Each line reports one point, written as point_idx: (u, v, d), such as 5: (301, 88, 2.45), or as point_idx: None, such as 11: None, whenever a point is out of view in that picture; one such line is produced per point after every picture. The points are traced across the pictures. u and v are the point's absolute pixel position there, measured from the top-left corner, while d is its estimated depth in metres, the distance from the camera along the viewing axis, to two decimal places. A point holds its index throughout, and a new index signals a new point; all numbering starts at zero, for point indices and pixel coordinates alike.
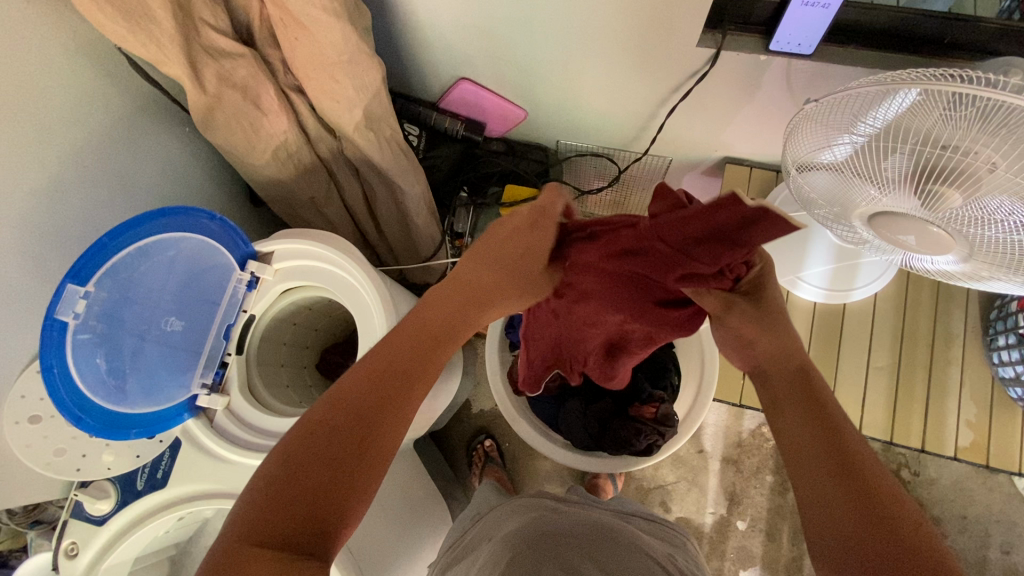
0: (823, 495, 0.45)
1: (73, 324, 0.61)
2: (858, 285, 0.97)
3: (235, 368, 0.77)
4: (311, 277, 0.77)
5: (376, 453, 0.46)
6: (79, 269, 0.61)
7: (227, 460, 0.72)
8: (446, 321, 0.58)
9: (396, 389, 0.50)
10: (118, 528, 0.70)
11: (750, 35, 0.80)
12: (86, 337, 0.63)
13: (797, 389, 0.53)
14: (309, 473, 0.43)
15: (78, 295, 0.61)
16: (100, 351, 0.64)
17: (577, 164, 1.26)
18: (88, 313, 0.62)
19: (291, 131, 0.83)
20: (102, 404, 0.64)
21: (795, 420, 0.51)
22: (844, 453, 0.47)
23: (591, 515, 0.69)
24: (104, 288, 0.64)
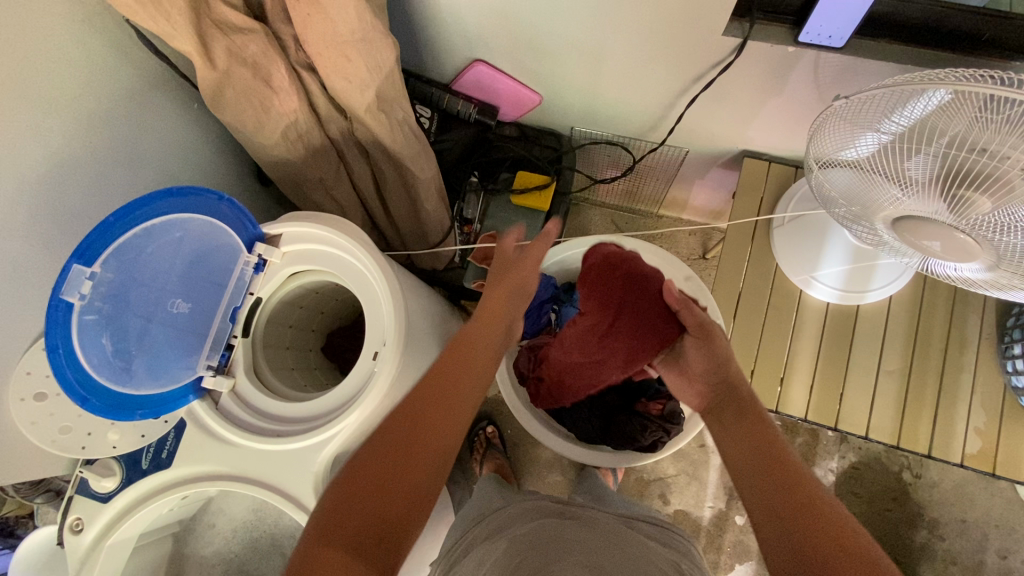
0: (764, 492, 0.55)
1: (79, 305, 0.61)
2: (874, 286, 0.94)
3: (241, 351, 0.75)
4: (316, 262, 0.76)
5: (423, 467, 0.53)
6: (85, 250, 0.61)
7: (232, 443, 0.71)
8: (476, 353, 0.66)
9: (443, 413, 0.57)
10: (121, 507, 0.71)
11: (779, 24, 0.77)
12: (91, 318, 0.62)
13: (738, 412, 0.66)
14: (370, 491, 0.50)
15: (84, 276, 0.60)
16: (106, 332, 0.63)
17: (590, 151, 1.23)
18: (94, 294, 0.62)
19: (301, 110, 0.81)
20: (107, 384, 0.64)
21: (735, 432, 0.64)
22: (771, 452, 0.59)
23: (591, 516, 0.70)
24: (111, 269, 0.63)
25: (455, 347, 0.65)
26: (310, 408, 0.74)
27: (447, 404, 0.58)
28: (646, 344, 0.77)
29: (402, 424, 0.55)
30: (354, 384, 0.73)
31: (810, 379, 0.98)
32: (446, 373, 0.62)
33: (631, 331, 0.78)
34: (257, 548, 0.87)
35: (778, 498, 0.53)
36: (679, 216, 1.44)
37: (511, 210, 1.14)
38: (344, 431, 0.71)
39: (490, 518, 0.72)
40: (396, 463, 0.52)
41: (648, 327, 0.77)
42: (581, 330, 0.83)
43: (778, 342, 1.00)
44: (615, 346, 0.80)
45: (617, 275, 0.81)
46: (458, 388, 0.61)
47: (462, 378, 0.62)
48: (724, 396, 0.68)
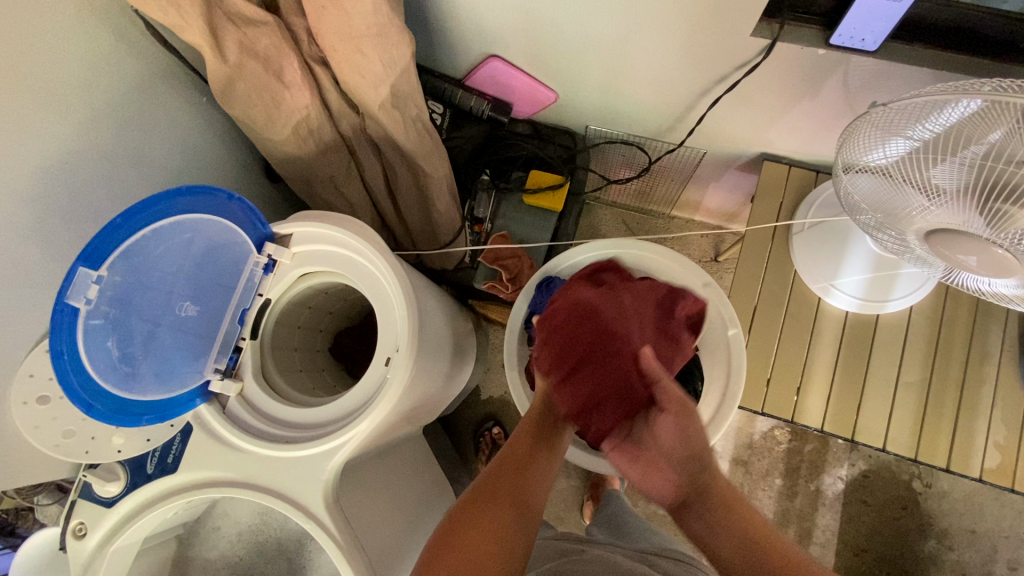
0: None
1: (85, 310, 0.58)
2: (895, 296, 0.92)
3: (250, 353, 0.73)
4: (327, 262, 0.74)
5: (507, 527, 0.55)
6: (91, 252, 0.58)
7: (240, 449, 0.69)
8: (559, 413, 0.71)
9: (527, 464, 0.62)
10: (127, 512, 0.70)
11: (809, 26, 0.74)
12: (97, 323, 0.59)
13: (724, 505, 0.61)
14: (458, 541, 0.52)
15: (90, 280, 0.58)
16: (113, 336, 0.61)
17: (605, 151, 1.20)
18: (101, 298, 0.59)
19: (313, 106, 0.79)
20: (112, 390, 0.61)
21: (725, 533, 0.59)
22: (769, 549, 0.57)
23: (609, 554, 0.71)
24: (118, 272, 0.61)
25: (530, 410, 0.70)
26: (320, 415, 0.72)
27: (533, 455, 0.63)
28: (613, 411, 0.67)
29: (487, 487, 0.58)
30: (361, 394, 0.71)
31: (826, 389, 0.96)
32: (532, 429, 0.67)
33: (598, 394, 0.67)
34: (262, 553, 0.85)
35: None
36: (691, 217, 1.41)
37: (523, 211, 1.13)
38: (355, 438, 0.69)
39: None
40: (484, 509, 0.55)
41: (619, 395, 0.67)
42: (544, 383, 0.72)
43: (794, 352, 0.98)
44: (582, 409, 0.68)
45: (587, 328, 0.72)
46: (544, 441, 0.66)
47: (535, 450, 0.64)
48: (701, 485, 0.62)
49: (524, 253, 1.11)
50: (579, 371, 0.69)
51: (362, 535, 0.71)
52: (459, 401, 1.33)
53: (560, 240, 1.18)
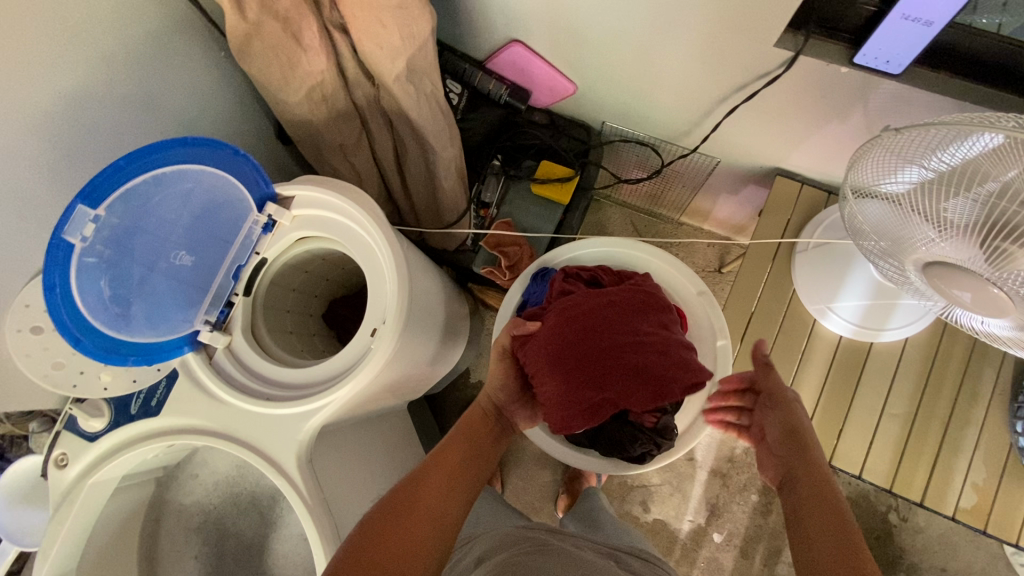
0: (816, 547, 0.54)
1: (80, 247, 0.60)
2: (891, 326, 0.92)
3: (241, 309, 0.75)
4: (325, 229, 0.75)
5: (426, 525, 0.60)
6: (91, 191, 0.60)
7: (222, 401, 0.71)
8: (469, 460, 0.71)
9: (423, 504, 0.61)
10: (108, 447, 0.72)
11: (835, 42, 0.72)
12: (92, 261, 0.61)
13: (814, 483, 0.60)
14: (384, 533, 0.57)
15: (87, 218, 0.59)
16: (106, 276, 0.62)
17: (619, 149, 1.20)
18: (96, 237, 0.61)
19: (328, 72, 0.79)
20: (102, 328, 0.62)
21: (804, 503, 0.59)
22: (817, 496, 0.59)
23: (579, 551, 0.71)
24: (116, 214, 0.62)
25: (441, 454, 0.69)
26: (304, 376, 0.73)
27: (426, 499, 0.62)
28: (640, 365, 0.70)
29: (410, 488, 0.62)
30: (347, 358, 0.72)
31: (810, 411, 0.96)
32: (439, 471, 0.66)
33: (640, 339, 0.71)
34: (236, 503, 0.88)
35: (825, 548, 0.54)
36: (700, 225, 1.40)
37: (529, 199, 1.14)
38: (333, 403, 0.70)
39: (486, 538, 0.77)
40: (382, 534, 0.57)
41: (665, 348, 0.71)
42: (591, 338, 0.72)
43: (781, 370, 0.98)
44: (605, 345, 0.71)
45: (658, 299, 0.78)
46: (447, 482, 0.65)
47: (464, 459, 0.70)
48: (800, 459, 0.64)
49: (525, 242, 1.12)
50: (642, 338, 0.71)
51: (331, 499, 0.72)
52: (447, 382, 1.34)
53: (563, 232, 1.17)
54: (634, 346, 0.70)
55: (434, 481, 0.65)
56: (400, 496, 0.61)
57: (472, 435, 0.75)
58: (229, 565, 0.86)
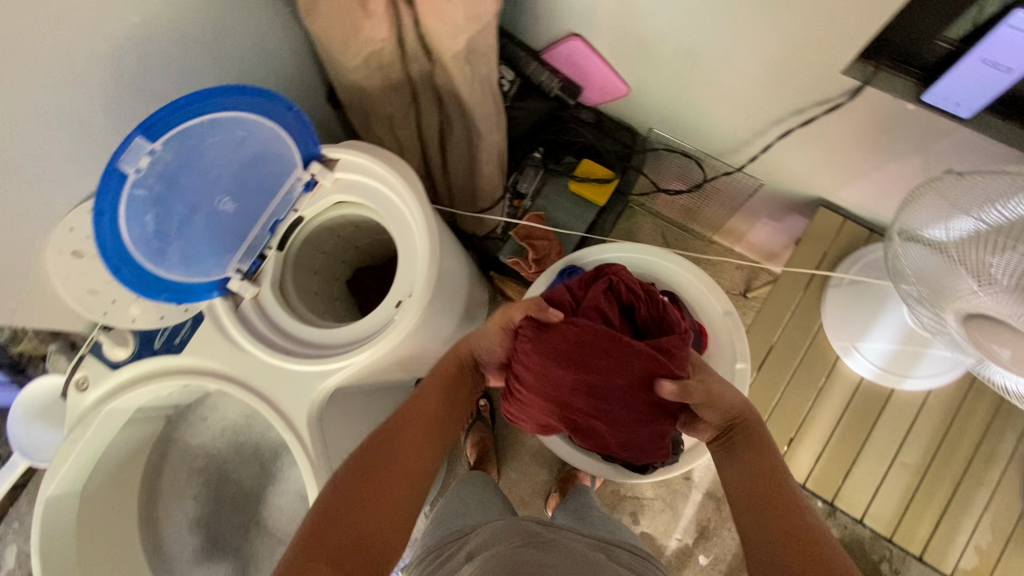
0: (754, 504, 0.57)
1: (133, 178, 0.60)
2: (916, 375, 0.90)
3: (273, 263, 0.76)
4: (364, 194, 0.76)
5: (398, 493, 0.59)
6: (151, 124, 0.60)
7: (243, 349, 0.72)
8: (438, 415, 0.68)
9: (392, 465, 0.60)
10: (127, 378, 0.74)
11: (903, 76, 0.70)
12: (141, 194, 0.61)
13: (750, 443, 0.63)
14: (356, 498, 0.57)
15: (144, 150, 0.60)
16: (152, 210, 0.63)
17: (662, 158, 1.17)
18: (150, 170, 0.61)
19: (389, 41, 0.80)
20: (141, 260, 0.63)
21: (742, 467, 0.61)
22: (774, 489, 0.57)
23: (568, 542, 0.71)
24: (171, 151, 0.62)
25: (412, 407, 0.67)
26: (324, 337, 0.74)
27: (394, 459, 0.61)
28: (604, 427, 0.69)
29: (380, 453, 0.61)
30: (368, 325, 0.73)
31: (818, 449, 0.94)
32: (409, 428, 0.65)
33: (636, 410, 0.66)
34: (240, 452, 0.90)
35: (765, 508, 0.56)
36: (731, 247, 1.39)
37: (566, 197, 1.13)
38: (349, 368, 0.71)
39: (482, 533, 0.78)
40: (352, 497, 0.56)
41: (647, 425, 0.68)
42: (580, 395, 0.66)
43: (796, 403, 0.96)
44: (592, 398, 0.66)
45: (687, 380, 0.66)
46: (415, 436, 0.64)
47: (434, 414, 0.68)
48: (743, 434, 0.65)
49: (556, 238, 1.11)
50: (629, 411, 0.66)
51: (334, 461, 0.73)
52: None
53: (595, 234, 1.15)
54: (614, 415, 0.67)
55: (404, 436, 0.63)
56: (367, 455, 0.60)
57: (440, 389, 0.71)
58: (227, 508, 0.88)
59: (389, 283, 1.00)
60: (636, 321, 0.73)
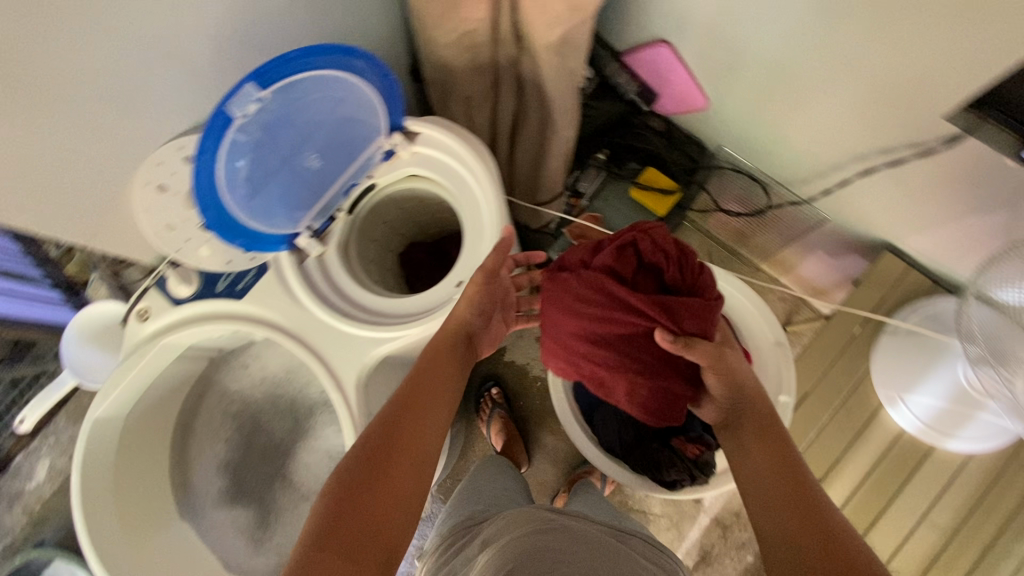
0: (771, 492, 0.54)
1: (238, 123, 0.59)
2: (960, 437, 0.89)
3: (340, 225, 0.77)
4: (440, 170, 0.76)
5: (407, 479, 0.54)
6: (265, 72, 0.58)
7: (302, 305, 0.74)
8: (439, 393, 0.63)
9: (398, 450, 0.55)
10: (186, 315, 0.75)
11: (1011, 133, 0.68)
12: (242, 139, 0.60)
13: (756, 425, 0.63)
14: (363, 491, 0.51)
15: (253, 97, 0.58)
16: (247, 157, 0.62)
17: (727, 179, 1.13)
18: (254, 117, 0.60)
19: (484, 23, 0.80)
20: (228, 205, 0.64)
21: (751, 445, 0.61)
22: (786, 472, 0.56)
23: (580, 526, 0.68)
24: (275, 100, 0.61)
25: (412, 387, 0.62)
26: (381, 304, 0.75)
27: (399, 443, 0.56)
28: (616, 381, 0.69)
29: (383, 440, 0.56)
30: (425, 301, 0.74)
31: (845, 493, 0.93)
32: (410, 411, 0.59)
33: (648, 364, 0.67)
34: (275, 404, 0.91)
35: (780, 492, 0.54)
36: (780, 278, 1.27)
37: (625, 203, 1.11)
38: (403, 339, 0.73)
39: (495, 523, 0.77)
40: (358, 490, 0.51)
41: (657, 383, 0.68)
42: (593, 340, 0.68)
43: (827, 448, 0.96)
44: (607, 345, 0.68)
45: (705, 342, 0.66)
46: (417, 420, 0.59)
47: (434, 394, 0.62)
48: (750, 409, 0.65)
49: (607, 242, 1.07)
50: (643, 368, 0.67)
51: None
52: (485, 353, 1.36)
53: None
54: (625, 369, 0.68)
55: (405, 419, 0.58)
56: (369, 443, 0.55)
57: (436, 365, 0.65)
58: (256, 458, 0.90)
59: (441, 262, 1.00)
60: (664, 283, 0.68)
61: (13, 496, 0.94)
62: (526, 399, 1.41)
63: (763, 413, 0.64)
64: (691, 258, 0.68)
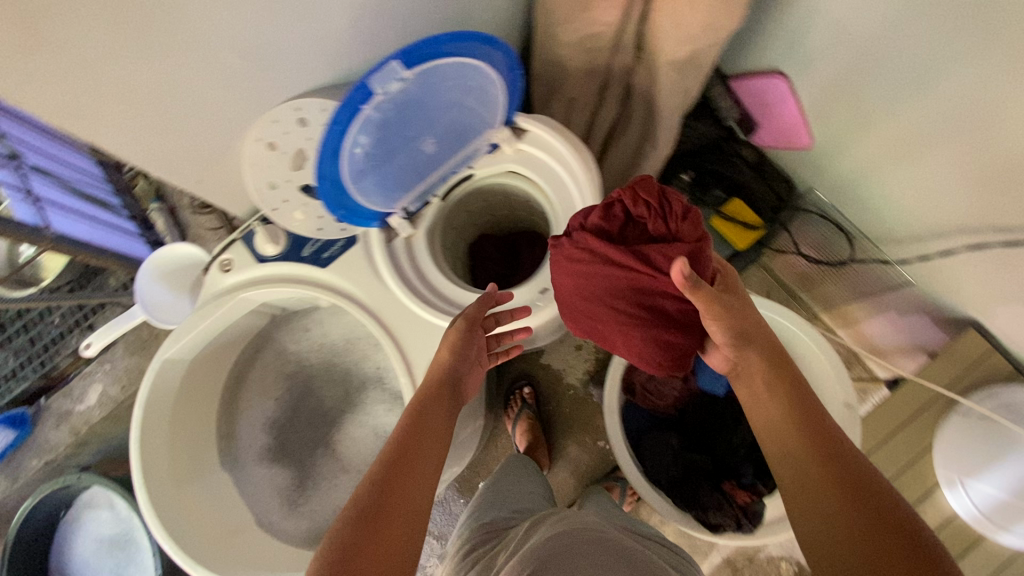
0: (800, 463, 0.53)
1: (376, 100, 0.57)
2: (1014, 532, 0.87)
3: (432, 210, 0.77)
4: (543, 179, 0.74)
5: (402, 543, 0.50)
6: (414, 52, 0.57)
7: (383, 284, 0.74)
8: (428, 441, 0.59)
9: (389, 511, 0.51)
10: (266, 274, 0.75)
11: None
12: (375, 116, 0.59)
13: (774, 373, 0.59)
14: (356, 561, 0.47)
15: (398, 76, 0.57)
16: (373, 134, 0.61)
17: (811, 224, 1.07)
18: (391, 96, 0.58)
19: (613, 29, 0.77)
20: (343, 177, 0.63)
21: (766, 395, 0.59)
22: (812, 433, 0.54)
23: (592, 520, 0.63)
24: (415, 82, 0.59)
25: (399, 442, 0.57)
26: (460, 296, 0.75)
27: (391, 501, 0.52)
28: (620, 338, 0.67)
29: (376, 501, 0.51)
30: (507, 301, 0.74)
31: None
32: (401, 466, 0.55)
33: (645, 316, 0.64)
34: (330, 371, 0.92)
35: (810, 462, 0.52)
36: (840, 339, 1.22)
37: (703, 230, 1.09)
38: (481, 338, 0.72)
39: (514, 534, 0.72)
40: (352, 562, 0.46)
41: (660, 335, 0.65)
42: (590, 297, 0.66)
43: None
44: (604, 302, 0.65)
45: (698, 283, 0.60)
46: (410, 473, 0.55)
47: (424, 446, 0.58)
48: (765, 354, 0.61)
49: None
50: (639, 320, 0.64)
51: None
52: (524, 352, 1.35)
53: None
54: (624, 322, 0.65)
55: (396, 474, 0.54)
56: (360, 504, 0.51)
57: (423, 414, 0.61)
58: (303, 420, 0.90)
59: (509, 260, 0.98)
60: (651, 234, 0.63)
61: (62, 414, 0.94)
62: (555, 405, 1.40)
63: (776, 360, 0.60)
64: (670, 201, 0.62)
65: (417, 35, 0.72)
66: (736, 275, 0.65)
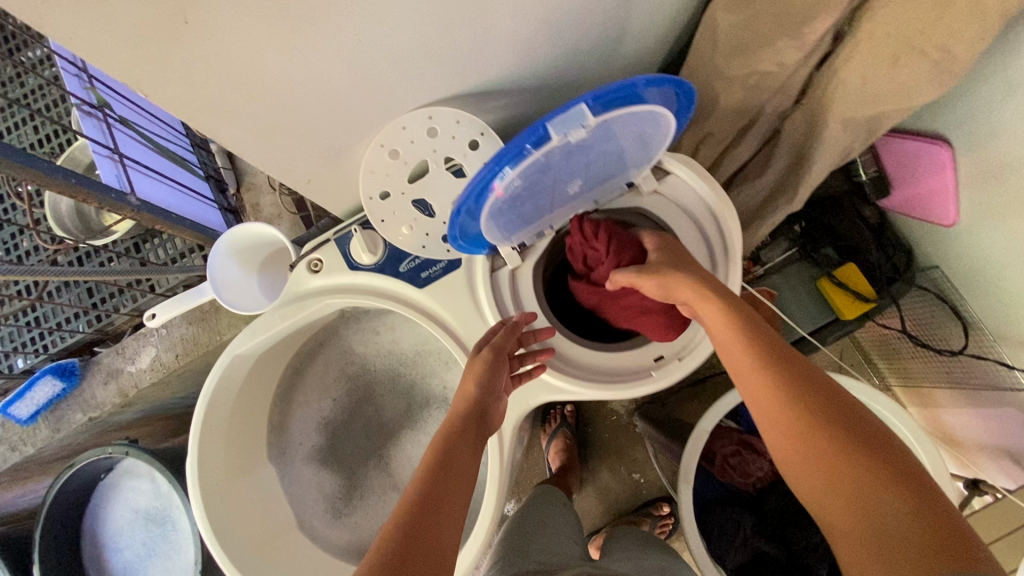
0: (799, 436, 0.47)
1: (548, 144, 0.49)
2: None
3: (544, 242, 0.69)
4: (670, 227, 0.69)
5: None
6: (606, 98, 0.49)
7: (482, 316, 0.68)
8: (457, 466, 0.54)
9: (420, 547, 0.45)
10: (357, 282, 0.70)
11: None
12: (541, 161, 0.51)
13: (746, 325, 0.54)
14: None
15: (581, 123, 0.49)
16: (530, 177, 0.53)
17: (921, 301, 1.01)
18: (566, 144, 0.50)
19: (786, 74, 0.69)
20: (482, 215, 0.55)
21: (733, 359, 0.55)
22: (798, 392, 0.49)
23: None
24: (593, 130, 0.51)
25: (426, 476, 0.52)
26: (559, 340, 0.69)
27: (421, 535, 0.46)
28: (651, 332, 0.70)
29: (404, 538, 0.45)
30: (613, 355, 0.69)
31: None
32: (433, 499, 0.49)
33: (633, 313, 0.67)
34: (393, 381, 0.86)
35: (808, 430, 0.47)
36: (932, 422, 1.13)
37: (808, 289, 1.00)
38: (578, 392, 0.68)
39: None
40: None
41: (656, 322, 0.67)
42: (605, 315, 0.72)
43: None
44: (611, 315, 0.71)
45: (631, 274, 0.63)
46: (440, 504, 0.49)
47: (451, 471, 0.53)
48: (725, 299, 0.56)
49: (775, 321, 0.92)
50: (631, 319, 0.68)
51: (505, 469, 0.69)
52: None
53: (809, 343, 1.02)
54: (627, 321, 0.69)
55: (427, 506, 0.48)
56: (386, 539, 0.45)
57: (449, 443, 0.56)
58: (357, 428, 0.85)
59: None
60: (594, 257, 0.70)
61: (112, 372, 0.90)
62: (595, 428, 1.35)
63: (735, 306, 0.56)
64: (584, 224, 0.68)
65: (576, 49, 0.63)
66: (668, 240, 0.65)
